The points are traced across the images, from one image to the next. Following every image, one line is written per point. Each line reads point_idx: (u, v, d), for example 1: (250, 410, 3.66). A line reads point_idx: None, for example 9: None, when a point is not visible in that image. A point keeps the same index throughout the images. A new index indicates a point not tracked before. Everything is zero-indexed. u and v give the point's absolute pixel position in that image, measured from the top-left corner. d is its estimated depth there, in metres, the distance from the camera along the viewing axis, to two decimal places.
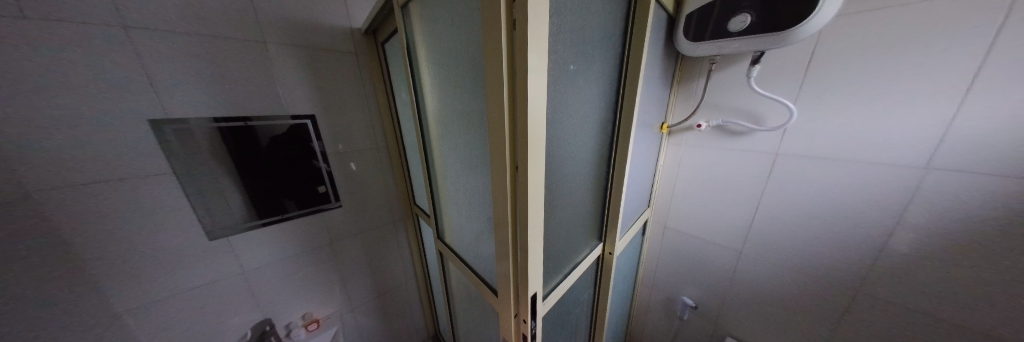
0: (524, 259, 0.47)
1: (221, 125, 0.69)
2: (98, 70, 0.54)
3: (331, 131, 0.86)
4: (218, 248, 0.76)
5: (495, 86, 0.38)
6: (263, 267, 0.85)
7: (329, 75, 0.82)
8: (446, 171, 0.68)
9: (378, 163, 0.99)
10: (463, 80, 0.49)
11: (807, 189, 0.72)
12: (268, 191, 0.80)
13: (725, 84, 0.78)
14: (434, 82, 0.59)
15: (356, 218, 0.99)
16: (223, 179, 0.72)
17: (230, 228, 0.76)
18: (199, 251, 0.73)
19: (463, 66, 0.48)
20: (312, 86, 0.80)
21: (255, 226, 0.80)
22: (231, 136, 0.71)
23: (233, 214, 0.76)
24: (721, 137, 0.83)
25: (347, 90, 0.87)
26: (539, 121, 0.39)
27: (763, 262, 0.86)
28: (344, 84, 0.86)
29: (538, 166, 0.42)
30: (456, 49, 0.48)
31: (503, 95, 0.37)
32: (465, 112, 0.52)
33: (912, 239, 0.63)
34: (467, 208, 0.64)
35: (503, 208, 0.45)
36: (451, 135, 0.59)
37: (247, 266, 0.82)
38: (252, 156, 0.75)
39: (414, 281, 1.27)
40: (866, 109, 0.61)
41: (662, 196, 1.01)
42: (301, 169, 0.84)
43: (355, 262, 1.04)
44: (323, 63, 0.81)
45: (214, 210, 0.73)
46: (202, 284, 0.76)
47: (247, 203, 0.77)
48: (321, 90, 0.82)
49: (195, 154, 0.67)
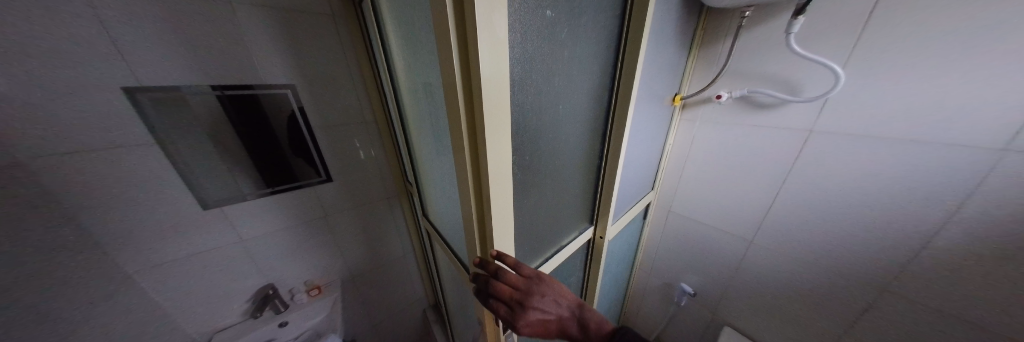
0: (489, 246, 0.44)
1: (221, 93, 0.63)
2: (44, 15, 0.45)
3: (315, 105, 0.76)
4: (211, 218, 0.72)
5: (445, 52, 0.29)
6: (262, 238, 0.82)
7: (305, 41, 0.70)
8: (422, 147, 0.63)
9: (366, 140, 0.90)
10: (421, 40, 0.41)
11: (842, 175, 0.60)
12: (271, 163, 0.75)
13: (756, 45, 0.64)
14: (399, 45, 0.52)
15: (348, 195, 0.94)
16: (211, 153, 0.66)
17: (228, 199, 0.72)
18: (204, 222, 0.72)
19: (421, 22, 0.39)
20: (288, 53, 0.68)
21: (266, 194, 0.77)
22: (232, 105, 0.65)
23: (238, 185, 0.72)
24: (744, 111, 0.71)
25: (329, 58, 0.75)
26: (502, 97, 0.32)
27: (774, 254, 0.77)
28: (324, 51, 0.74)
29: (504, 149, 0.36)
30: (410, 1, 0.40)
31: (455, 65, 0.29)
32: (429, 83, 0.44)
33: (960, 239, 0.52)
34: (443, 187, 0.59)
35: (467, 195, 0.40)
36: (420, 107, 0.53)
37: (245, 235, 0.79)
38: (251, 127, 0.68)
39: (412, 256, 1.26)
40: (945, 74, 0.46)
41: (668, 178, 0.92)
42: (291, 141, 0.76)
43: (349, 240, 1.02)
44: (297, 28, 0.68)
45: (203, 180, 0.67)
46: (202, 251, 0.74)
47: (254, 174, 0.73)
48: (301, 59, 0.71)
49: (177, 125, 0.60)
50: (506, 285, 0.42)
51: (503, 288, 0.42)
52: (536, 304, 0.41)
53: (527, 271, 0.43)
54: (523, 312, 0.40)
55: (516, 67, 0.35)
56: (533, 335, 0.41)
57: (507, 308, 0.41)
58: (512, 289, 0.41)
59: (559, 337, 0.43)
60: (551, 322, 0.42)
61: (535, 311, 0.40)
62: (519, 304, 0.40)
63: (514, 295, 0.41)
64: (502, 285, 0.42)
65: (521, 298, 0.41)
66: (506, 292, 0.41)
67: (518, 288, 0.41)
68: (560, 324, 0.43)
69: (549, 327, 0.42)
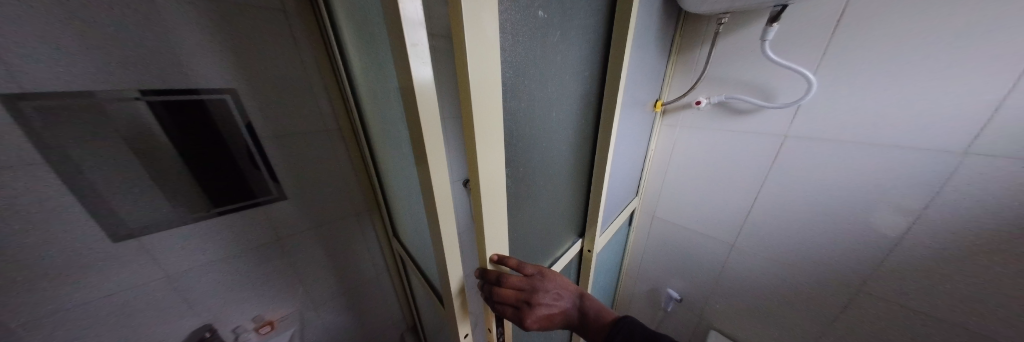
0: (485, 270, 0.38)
1: (150, 98, 0.47)
2: None
3: (263, 115, 0.59)
4: (130, 257, 0.54)
5: (401, 59, 0.24)
6: (201, 274, 0.63)
7: (251, 44, 0.54)
8: (388, 165, 0.57)
9: (327, 150, 0.72)
10: (376, 51, 0.36)
11: (815, 177, 0.62)
12: (211, 182, 0.57)
13: (733, 52, 0.65)
14: (355, 54, 0.46)
15: (307, 216, 0.76)
16: (130, 176, 0.49)
17: (142, 229, 0.53)
18: (115, 263, 0.53)
19: (374, 35, 0.35)
20: (226, 49, 0.51)
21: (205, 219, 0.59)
22: (162, 110, 0.48)
23: (166, 212, 0.54)
24: (723, 116, 0.71)
25: (284, 65, 0.59)
26: (490, 106, 0.26)
27: (755, 257, 0.78)
28: (275, 55, 0.57)
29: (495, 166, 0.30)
30: (363, 14, 0.36)
31: (416, 70, 0.23)
32: (387, 100, 0.40)
33: (926, 240, 0.54)
34: (411, 208, 0.54)
35: (436, 224, 0.33)
36: (383, 124, 0.48)
37: (174, 272, 0.60)
38: (183, 138, 0.51)
39: (392, 287, 1.08)
40: (910, 81, 0.49)
41: (652, 184, 0.92)
42: (224, 151, 0.57)
43: (313, 267, 0.84)
44: (240, 26, 0.52)
45: (115, 205, 0.49)
46: (112, 294, 0.55)
47: (188, 198, 0.56)
48: (244, 60, 0.54)
49: (80, 141, 0.44)
50: (510, 288, 0.36)
51: (507, 292, 0.36)
52: (543, 300, 0.37)
53: (529, 269, 0.38)
54: (530, 311, 0.35)
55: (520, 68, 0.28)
56: (541, 330, 0.37)
57: (512, 309, 0.36)
58: (516, 291, 0.36)
59: (561, 327, 0.40)
60: (556, 315, 0.39)
61: (543, 307, 0.36)
62: (526, 304, 0.36)
63: (519, 295, 0.36)
64: (504, 289, 0.36)
65: (528, 298, 0.36)
66: (511, 295, 0.35)
67: (524, 289, 0.36)
68: (565, 315, 0.40)
69: (555, 321, 0.39)
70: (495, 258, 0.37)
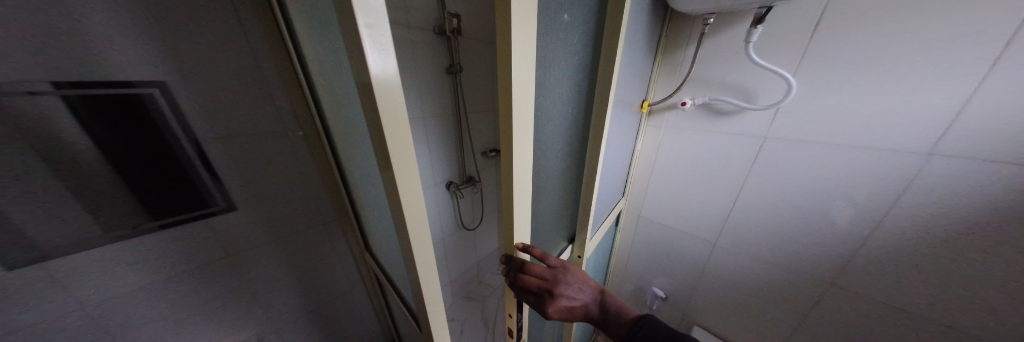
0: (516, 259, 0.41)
1: (69, 93, 0.41)
2: None
3: (205, 115, 0.53)
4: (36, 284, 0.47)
5: (354, 50, 0.18)
6: (129, 302, 0.55)
7: (189, 37, 0.48)
8: (355, 172, 0.51)
9: (287, 155, 0.65)
10: (331, 47, 0.31)
11: (792, 177, 0.64)
12: (142, 190, 0.51)
13: (717, 53, 0.65)
14: (313, 48, 0.41)
15: (258, 229, 0.67)
16: (33, 187, 0.42)
17: (57, 248, 0.46)
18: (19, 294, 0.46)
19: (326, 30, 0.30)
20: (152, 41, 0.45)
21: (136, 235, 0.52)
22: (80, 109, 0.42)
23: (86, 228, 0.48)
24: (707, 117, 0.72)
25: (230, 63, 0.53)
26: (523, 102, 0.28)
27: (737, 254, 0.80)
28: (222, 51, 0.52)
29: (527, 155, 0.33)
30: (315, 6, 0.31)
31: (372, 64, 0.18)
32: (346, 102, 0.35)
33: (894, 235, 0.57)
34: (382, 221, 0.48)
35: (407, 246, 0.29)
36: (346, 129, 0.43)
37: (92, 302, 0.52)
38: (104, 141, 0.45)
39: (370, 303, 0.98)
40: (882, 85, 0.51)
41: (638, 185, 0.91)
42: (155, 158, 0.50)
43: (272, 286, 0.75)
44: (172, 14, 0.46)
45: (17, 219, 0.43)
46: (8, 331, 0.47)
47: (113, 210, 0.49)
48: (178, 54, 0.48)
49: None
50: (534, 276, 0.39)
51: (531, 280, 0.39)
52: (565, 291, 0.39)
53: (553, 261, 0.41)
54: (553, 301, 0.38)
55: (519, 66, 0.25)
56: (561, 320, 0.40)
57: (535, 297, 0.39)
58: (540, 280, 0.39)
59: (582, 320, 0.42)
60: (578, 307, 0.41)
61: (565, 299, 0.38)
62: (548, 293, 0.38)
63: (542, 284, 0.38)
64: (529, 276, 0.39)
65: (551, 288, 0.38)
66: (534, 283, 0.38)
67: (546, 278, 0.39)
68: (585, 308, 0.42)
69: (576, 312, 0.41)
70: (522, 247, 0.39)
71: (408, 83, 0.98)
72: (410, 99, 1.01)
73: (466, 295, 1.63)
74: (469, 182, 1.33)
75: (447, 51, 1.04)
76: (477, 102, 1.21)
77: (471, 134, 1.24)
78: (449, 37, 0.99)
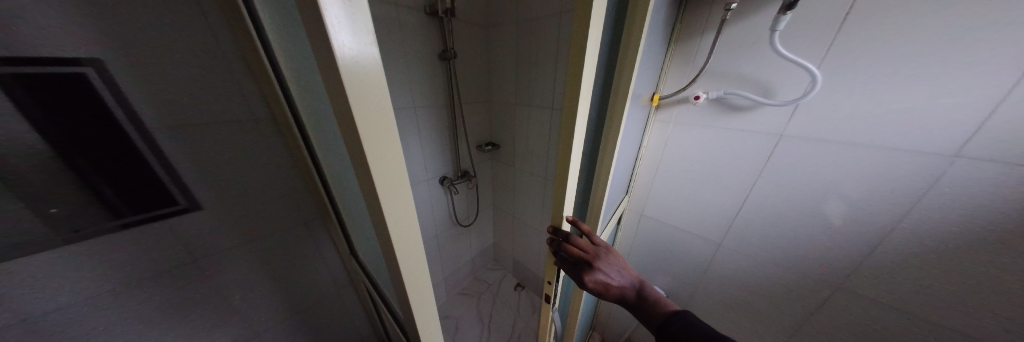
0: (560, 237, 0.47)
1: None
2: None
3: (155, 103, 0.45)
4: None
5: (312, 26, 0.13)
6: (66, 315, 0.48)
7: (125, 10, 0.40)
8: (333, 172, 0.45)
9: (256, 151, 0.58)
10: (289, 19, 0.25)
11: (806, 178, 0.62)
12: (85, 188, 0.43)
13: (736, 46, 0.60)
14: (273, 23, 0.33)
15: (229, 232, 0.60)
16: None
17: None
18: None
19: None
20: (77, 15, 0.37)
21: (77, 240, 0.45)
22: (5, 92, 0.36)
23: (14, 233, 0.41)
24: (720, 112, 0.68)
25: (181, 44, 0.45)
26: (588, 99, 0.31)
27: (742, 255, 0.78)
28: (169, 30, 0.44)
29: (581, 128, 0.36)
30: None
31: (335, 44, 0.12)
32: (313, 88, 0.28)
33: (907, 240, 0.55)
34: (365, 227, 0.42)
35: (395, 268, 0.24)
36: (318, 119, 0.36)
37: (25, 318, 0.45)
38: (37, 129, 0.38)
39: (357, 308, 0.92)
40: (909, 85, 0.48)
41: (642, 182, 0.88)
42: (96, 152, 0.43)
43: (248, 292, 0.68)
44: None
45: None
46: None
47: (47, 211, 0.42)
48: (113, 30, 0.40)
49: None
50: (577, 247, 0.45)
51: (574, 250, 0.44)
52: (603, 265, 0.44)
53: (596, 239, 0.47)
54: (591, 270, 0.44)
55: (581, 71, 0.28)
56: (594, 292, 0.45)
57: (576, 265, 0.45)
58: (582, 251, 0.45)
59: (616, 300, 0.46)
60: (614, 287, 0.45)
61: (602, 273, 0.44)
62: (586, 263, 0.44)
63: (583, 256, 0.44)
64: (572, 247, 0.44)
65: (589, 260, 0.44)
66: (577, 253, 0.44)
67: (587, 251, 0.45)
68: (622, 291, 0.46)
69: (611, 290, 0.45)
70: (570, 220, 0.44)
71: (397, 69, 0.90)
72: (400, 87, 0.92)
73: (461, 292, 1.60)
74: (464, 177, 1.26)
75: (440, 35, 0.95)
76: (473, 91, 1.13)
77: (466, 127, 1.16)
78: (442, 19, 0.91)
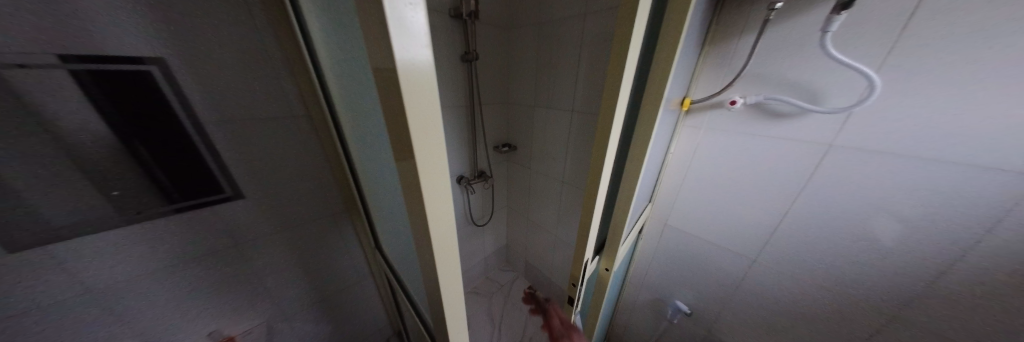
0: (583, 242, 0.47)
1: (71, 69, 0.39)
2: None
3: (209, 99, 0.49)
4: (33, 269, 0.45)
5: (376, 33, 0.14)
6: (125, 289, 0.53)
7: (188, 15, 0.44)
8: (367, 167, 0.47)
9: (293, 146, 0.61)
10: (341, 23, 0.26)
11: (859, 194, 0.56)
12: (146, 175, 0.48)
13: (779, 49, 0.57)
14: (321, 26, 0.35)
15: (269, 220, 0.64)
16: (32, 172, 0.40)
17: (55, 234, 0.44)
18: (18, 280, 0.44)
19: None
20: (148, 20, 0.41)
21: (138, 221, 0.50)
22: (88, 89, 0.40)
23: (91, 212, 0.46)
24: (759, 119, 0.63)
25: (234, 46, 0.49)
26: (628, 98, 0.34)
27: (778, 272, 0.73)
28: (225, 33, 0.47)
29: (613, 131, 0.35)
30: None
31: (397, 50, 0.13)
32: (358, 87, 0.30)
33: (979, 266, 0.49)
34: (394, 223, 0.44)
35: (432, 267, 0.25)
36: (357, 116, 0.38)
37: (96, 290, 0.51)
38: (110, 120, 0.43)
39: (377, 299, 0.96)
40: (988, 94, 0.43)
41: (667, 190, 0.85)
42: (158, 143, 0.47)
43: (282, 278, 0.72)
44: None
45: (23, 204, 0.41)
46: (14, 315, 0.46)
47: (118, 193, 0.47)
48: (176, 33, 0.44)
49: None
50: None
51: None
52: None
53: None
54: None
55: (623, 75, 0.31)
56: None
57: None
58: None
59: None
60: None
61: None
62: None
63: None
64: None
65: None
66: None
67: None
68: None
69: None
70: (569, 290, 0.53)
71: None
72: None
73: (474, 292, 1.61)
74: (481, 177, 1.27)
75: (462, 37, 0.97)
76: (492, 92, 1.14)
77: (485, 128, 1.17)
78: (465, 22, 0.92)
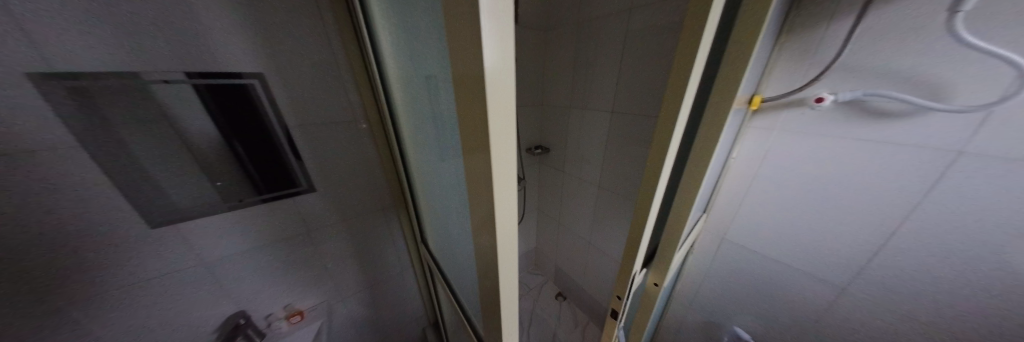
0: (632, 252, 0.44)
1: (196, 83, 0.48)
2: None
3: (292, 105, 0.57)
4: (168, 242, 0.56)
5: (464, 40, 0.14)
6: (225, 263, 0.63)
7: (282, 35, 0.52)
8: (422, 166, 0.51)
9: (355, 146, 0.69)
10: (415, 35, 0.29)
11: (1003, 215, 0.44)
12: (244, 168, 0.57)
13: (887, 34, 0.47)
14: (393, 39, 0.40)
15: (335, 211, 0.73)
16: (173, 164, 0.51)
17: (184, 214, 0.55)
18: (157, 251, 0.55)
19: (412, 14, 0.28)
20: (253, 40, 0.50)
21: (238, 207, 0.60)
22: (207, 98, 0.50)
23: (207, 198, 0.56)
24: (855, 119, 0.53)
25: (315, 59, 0.57)
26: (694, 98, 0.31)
27: (872, 304, 0.62)
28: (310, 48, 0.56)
29: (675, 135, 0.32)
30: None
31: (485, 55, 0.13)
32: (424, 93, 0.33)
33: None
34: (445, 220, 0.46)
35: (491, 266, 0.25)
36: (417, 119, 0.41)
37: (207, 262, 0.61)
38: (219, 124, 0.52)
39: (419, 289, 1.04)
40: None
41: (726, 199, 0.76)
42: (253, 143, 0.56)
43: (342, 263, 0.81)
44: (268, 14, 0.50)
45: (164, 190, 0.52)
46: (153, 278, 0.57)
47: (226, 183, 0.57)
48: (272, 50, 0.52)
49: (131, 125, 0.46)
50: None
51: None
52: None
53: None
54: None
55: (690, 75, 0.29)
56: None
57: None
58: None
59: None
60: None
61: None
62: None
63: None
64: None
65: None
66: None
67: None
68: None
69: None
70: None
71: None
72: None
73: None
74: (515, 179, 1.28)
75: None
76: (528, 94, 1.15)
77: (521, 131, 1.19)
78: None
